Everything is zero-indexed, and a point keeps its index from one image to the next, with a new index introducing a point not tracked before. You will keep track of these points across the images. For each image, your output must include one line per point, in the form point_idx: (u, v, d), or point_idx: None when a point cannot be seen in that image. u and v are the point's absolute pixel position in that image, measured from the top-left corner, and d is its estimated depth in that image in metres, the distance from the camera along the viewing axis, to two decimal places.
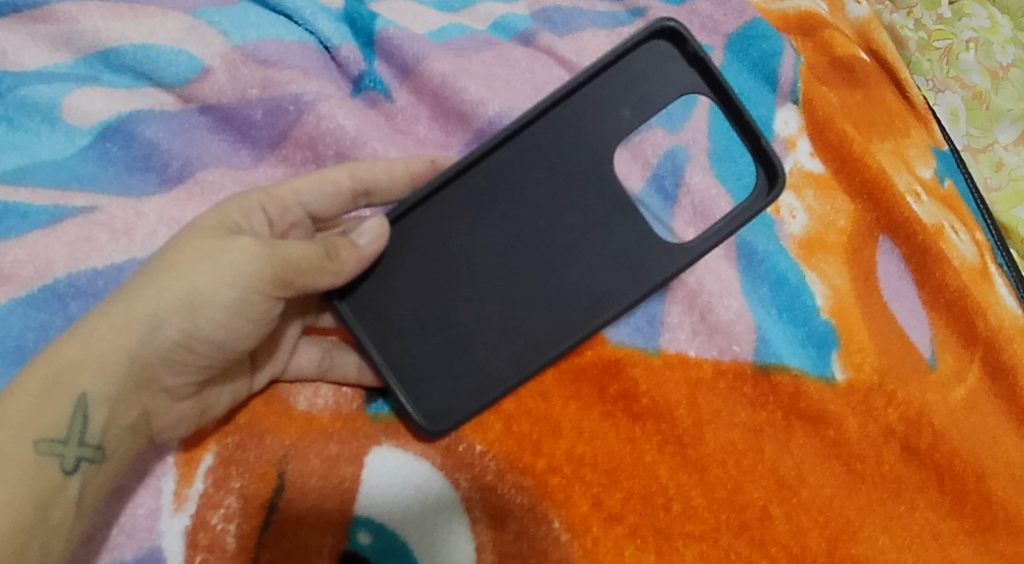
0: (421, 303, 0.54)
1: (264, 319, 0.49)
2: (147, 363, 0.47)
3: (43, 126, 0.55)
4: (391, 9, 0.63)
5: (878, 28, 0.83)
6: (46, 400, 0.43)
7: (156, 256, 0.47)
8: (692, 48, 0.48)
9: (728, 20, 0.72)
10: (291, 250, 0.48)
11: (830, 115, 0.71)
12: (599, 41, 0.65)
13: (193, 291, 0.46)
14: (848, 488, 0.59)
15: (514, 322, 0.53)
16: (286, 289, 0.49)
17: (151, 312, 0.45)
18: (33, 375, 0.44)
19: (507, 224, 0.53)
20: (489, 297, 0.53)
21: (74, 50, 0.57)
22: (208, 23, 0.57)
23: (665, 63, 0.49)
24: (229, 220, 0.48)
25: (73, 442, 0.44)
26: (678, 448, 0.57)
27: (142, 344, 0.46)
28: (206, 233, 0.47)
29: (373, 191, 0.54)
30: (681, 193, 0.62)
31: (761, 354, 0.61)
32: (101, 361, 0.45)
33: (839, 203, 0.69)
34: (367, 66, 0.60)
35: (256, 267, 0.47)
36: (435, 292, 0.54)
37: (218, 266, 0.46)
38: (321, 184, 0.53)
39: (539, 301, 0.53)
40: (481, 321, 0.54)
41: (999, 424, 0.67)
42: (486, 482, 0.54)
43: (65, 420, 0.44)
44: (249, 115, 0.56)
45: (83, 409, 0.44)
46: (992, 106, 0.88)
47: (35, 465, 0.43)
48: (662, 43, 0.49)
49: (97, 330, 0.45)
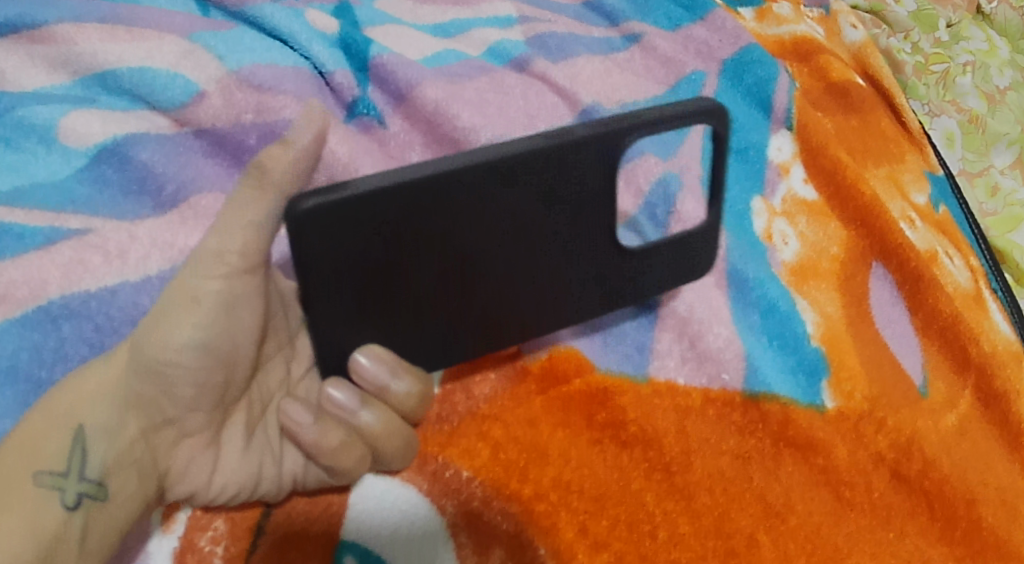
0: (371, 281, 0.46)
1: (243, 315, 0.47)
2: (138, 388, 0.47)
3: (40, 147, 0.56)
4: (386, 33, 0.64)
5: (875, 52, 0.83)
6: (47, 437, 0.45)
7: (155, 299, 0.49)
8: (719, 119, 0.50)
9: (723, 46, 0.72)
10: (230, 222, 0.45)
11: (823, 142, 0.71)
12: (593, 67, 0.66)
13: (170, 300, 0.46)
14: (837, 515, 0.59)
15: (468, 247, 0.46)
16: (250, 265, 0.46)
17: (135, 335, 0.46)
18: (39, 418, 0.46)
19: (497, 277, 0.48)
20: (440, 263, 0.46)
21: (72, 71, 0.58)
22: (204, 47, 0.58)
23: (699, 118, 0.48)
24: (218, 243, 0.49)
25: (72, 475, 0.45)
26: (665, 475, 0.57)
27: (128, 368, 0.46)
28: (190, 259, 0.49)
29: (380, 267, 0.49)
30: (671, 219, 0.62)
31: (750, 382, 0.61)
32: (99, 397, 0.46)
33: (831, 230, 0.69)
34: (360, 92, 0.60)
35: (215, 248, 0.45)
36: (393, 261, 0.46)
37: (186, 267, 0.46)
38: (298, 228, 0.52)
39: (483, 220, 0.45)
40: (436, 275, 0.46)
41: (990, 450, 0.67)
42: (472, 508, 0.54)
43: (65, 452, 0.45)
44: (244, 140, 0.57)
45: (82, 442, 0.45)
46: (988, 130, 0.88)
47: (33, 497, 0.44)
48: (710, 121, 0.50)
49: (96, 371, 0.47)
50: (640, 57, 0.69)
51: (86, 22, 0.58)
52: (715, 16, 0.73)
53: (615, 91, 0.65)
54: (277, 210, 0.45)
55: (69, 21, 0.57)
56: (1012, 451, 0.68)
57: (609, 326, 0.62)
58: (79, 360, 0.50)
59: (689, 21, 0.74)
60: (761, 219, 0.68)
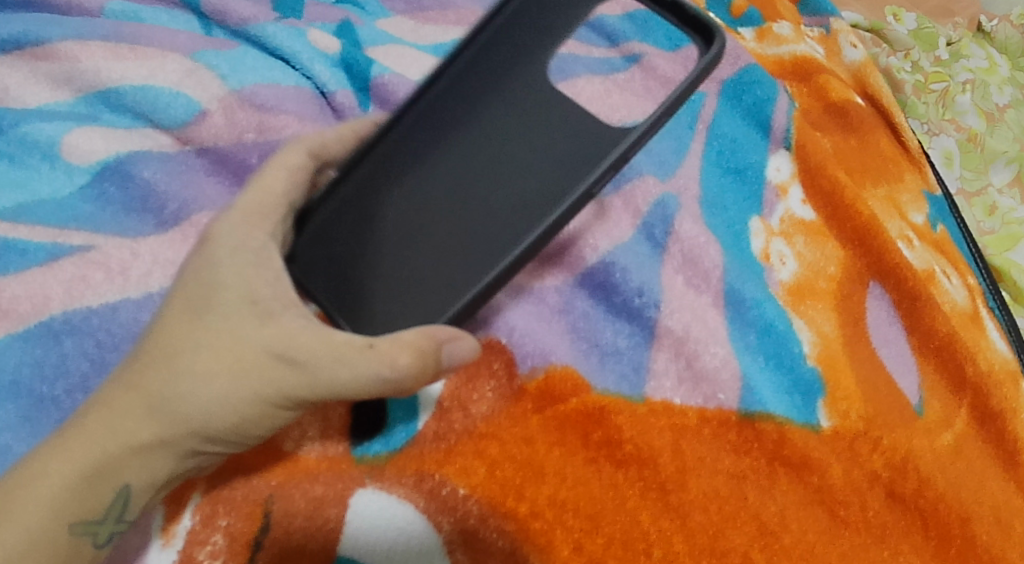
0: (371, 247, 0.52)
1: (277, 417, 0.48)
2: (167, 461, 0.47)
3: (43, 163, 0.56)
4: (387, 54, 0.64)
5: (874, 72, 0.83)
6: (83, 487, 0.46)
7: (177, 323, 0.48)
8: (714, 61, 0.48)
9: (723, 66, 0.72)
10: (335, 374, 0.46)
11: (821, 161, 0.72)
12: (593, 87, 0.66)
13: (200, 380, 0.46)
14: (831, 534, 0.60)
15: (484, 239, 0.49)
16: (304, 404, 0.47)
17: (169, 408, 0.46)
18: (57, 443, 0.46)
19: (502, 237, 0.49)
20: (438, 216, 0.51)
21: (75, 88, 0.58)
22: (207, 66, 0.59)
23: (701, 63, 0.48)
24: (262, 303, 0.48)
25: (109, 520, 0.47)
26: (660, 494, 0.58)
27: (157, 441, 0.46)
28: (224, 307, 0.47)
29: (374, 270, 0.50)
30: (670, 240, 0.65)
31: (746, 402, 0.62)
32: (130, 454, 0.46)
33: (829, 250, 0.69)
34: (361, 112, 0.60)
35: (271, 374, 0.46)
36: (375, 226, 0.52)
37: (238, 369, 0.46)
38: (294, 173, 0.53)
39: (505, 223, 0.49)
40: (459, 263, 0.49)
41: (986, 468, 0.67)
42: (468, 525, 0.54)
43: (104, 504, 0.46)
44: (245, 159, 0.57)
45: (123, 496, 0.47)
46: (986, 148, 0.88)
47: (70, 546, 0.45)
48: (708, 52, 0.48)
49: (125, 422, 0.46)
50: (639, 78, 0.69)
51: (90, 40, 0.58)
52: None
53: (615, 111, 0.66)
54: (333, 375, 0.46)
55: (72, 39, 0.58)
56: (1007, 469, 0.69)
57: (606, 344, 0.61)
58: (80, 376, 0.51)
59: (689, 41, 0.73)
60: (760, 239, 0.68)
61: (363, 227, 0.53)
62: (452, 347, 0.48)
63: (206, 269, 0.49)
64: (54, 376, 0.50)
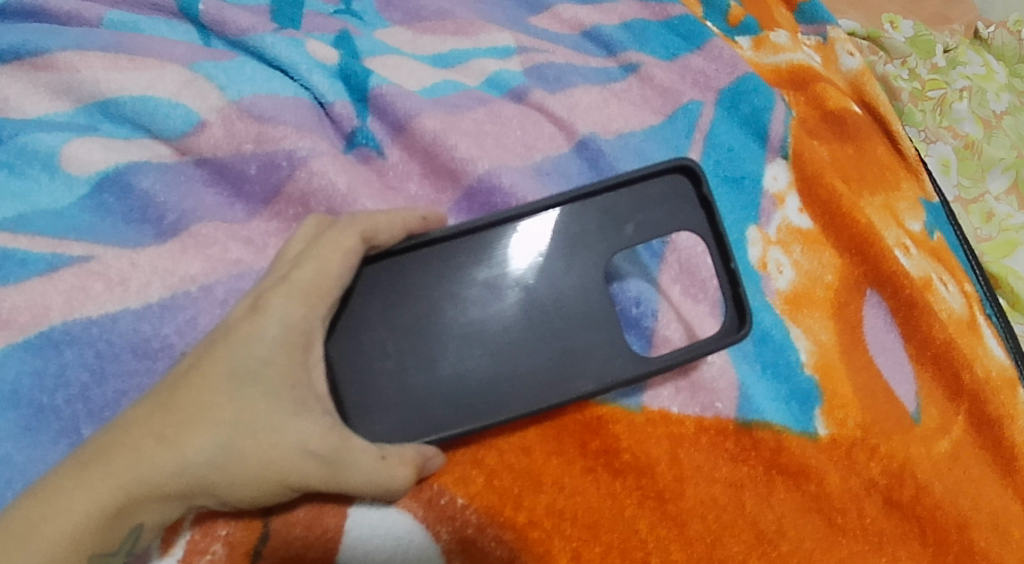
0: (386, 335, 0.55)
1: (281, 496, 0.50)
2: (180, 510, 0.48)
3: (43, 174, 0.56)
4: (385, 64, 0.64)
5: (870, 80, 0.83)
6: (107, 526, 0.45)
7: (213, 385, 0.47)
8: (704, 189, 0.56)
9: (719, 76, 0.72)
10: (353, 477, 0.49)
11: (818, 170, 0.72)
12: (590, 98, 0.67)
13: (232, 452, 0.47)
14: (829, 542, 0.60)
15: (505, 383, 0.54)
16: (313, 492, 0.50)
17: (194, 469, 0.46)
18: (79, 472, 0.45)
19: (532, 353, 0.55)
20: (459, 334, 0.55)
21: (74, 98, 0.59)
22: (205, 77, 0.58)
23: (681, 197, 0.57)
24: (300, 392, 0.49)
25: (119, 554, 0.47)
26: (659, 503, 0.57)
27: (176, 495, 0.47)
28: (267, 388, 0.48)
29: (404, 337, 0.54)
30: (668, 250, 0.64)
31: (743, 410, 0.62)
32: (153, 502, 0.46)
33: (826, 259, 0.70)
34: (360, 123, 0.61)
35: (298, 467, 0.48)
36: (399, 322, 0.55)
37: (270, 457, 0.47)
38: (348, 257, 0.52)
39: (524, 388, 0.54)
40: (477, 391, 0.54)
41: (983, 475, 0.68)
42: (466, 535, 0.55)
43: (118, 541, 0.46)
44: (244, 170, 0.58)
45: (134, 535, 0.47)
46: (983, 155, 0.88)
47: None
48: (678, 177, 0.57)
49: (154, 464, 0.46)
50: (636, 87, 0.70)
51: (89, 51, 0.58)
52: (712, 44, 0.73)
53: (612, 121, 0.66)
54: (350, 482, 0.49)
55: (71, 49, 0.58)
56: (1005, 475, 0.69)
57: None
58: (80, 386, 0.51)
59: (686, 51, 0.73)
60: (757, 248, 0.68)
61: (382, 310, 0.55)
62: (432, 459, 0.52)
63: (252, 341, 0.48)
64: (55, 386, 0.51)
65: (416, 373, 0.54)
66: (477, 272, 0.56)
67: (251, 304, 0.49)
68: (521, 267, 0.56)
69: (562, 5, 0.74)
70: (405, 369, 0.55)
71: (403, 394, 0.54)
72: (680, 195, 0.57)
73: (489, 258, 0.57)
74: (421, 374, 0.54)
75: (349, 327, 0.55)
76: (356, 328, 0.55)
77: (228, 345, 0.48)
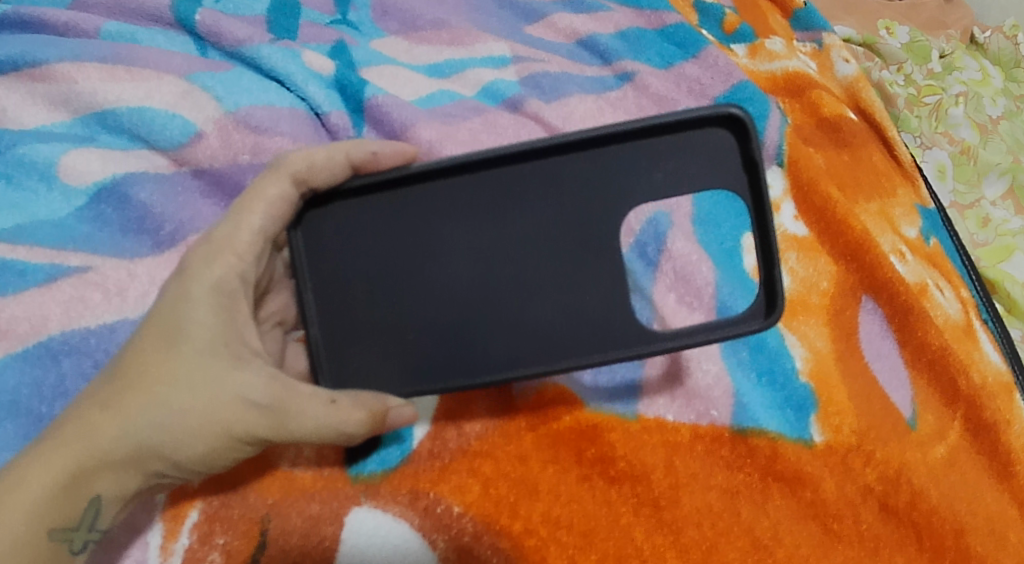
0: (366, 274, 0.52)
1: (240, 458, 0.50)
2: (135, 479, 0.48)
3: (41, 184, 0.57)
4: (381, 74, 0.65)
5: (866, 87, 0.83)
6: (64, 496, 0.47)
7: (151, 351, 0.48)
8: (748, 141, 0.48)
9: (715, 83, 0.72)
10: (301, 424, 0.49)
11: (813, 177, 0.72)
12: (585, 107, 0.67)
13: (172, 410, 0.48)
14: (824, 548, 0.60)
15: (495, 335, 0.52)
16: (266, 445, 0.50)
17: (139, 433, 0.47)
18: (36, 448, 0.47)
19: (526, 315, 0.51)
20: (454, 275, 0.52)
21: (72, 109, 0.59)
22: (202, 88, 0.59)
23: (720, 148, 0.49)
24: (235, 347, 0.49)
25: (83, 528, 0.48)
26: (654, 510, 0.57)
27: (125, 461, 0.48)
28: (200, 345, 0.48)
29: (392, 287, 0.52)
30: (663, 258, 0.64)
31: (739, 418, 0.62)
32: (107, 470, 0.47)
33: (821, 265, 0.70)
34: (355, 133, 0.61)
35: (240, 417, 0.48)
36: (388, 256, 0.52)
37: (210, 410, 0.48)
38: (274, 207, 0.50)
39: (515, 345, 0.51)
40: (462, 340, 0.52)
41: (979, 480, 0.68)
42: (462, 543, 0.55)
43: (78, 513, 0.47)
44: (241, 180, 0.58)
45: (95, 507, 0.48)
46: (980, 161, 0.89)
47: (48, 550, 0.47)
48: (722, 128, 0.49)
49: (102, 433, 0.47)
50: (632, 97, 0.70)
51: (86, 61, 0.59)
52: (707, 52, 0.73)
53: None
54: (298, 428, 0.49)
55: (69, 60, 0.59)
56: (1001, 481, 0.69)
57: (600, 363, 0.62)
58: None
59: (681, 59, 0.73)
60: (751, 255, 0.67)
61: (361, 249, 0.52)
62: (398, 411, 0.52)
63: (183, 303, 0.49)
64: (54, 396, 0.51)
65: (398, 308, 0.52)
66: (483, 204, 0.51)
67: (179, 268, 0.50)
68: (538, 213, 0.51)
69: (557, 15, 0.74)
70: (388, 307, 0.52)
71: (384, 333, 0.52)
72: (715, 143, 0.49)
73: (483, 202, 0.51)
74: (404, 312, 0.52)
75: (332, 260, 0.53)
76: (339, 261, 0.53)
77: (162, 311, 0.49)
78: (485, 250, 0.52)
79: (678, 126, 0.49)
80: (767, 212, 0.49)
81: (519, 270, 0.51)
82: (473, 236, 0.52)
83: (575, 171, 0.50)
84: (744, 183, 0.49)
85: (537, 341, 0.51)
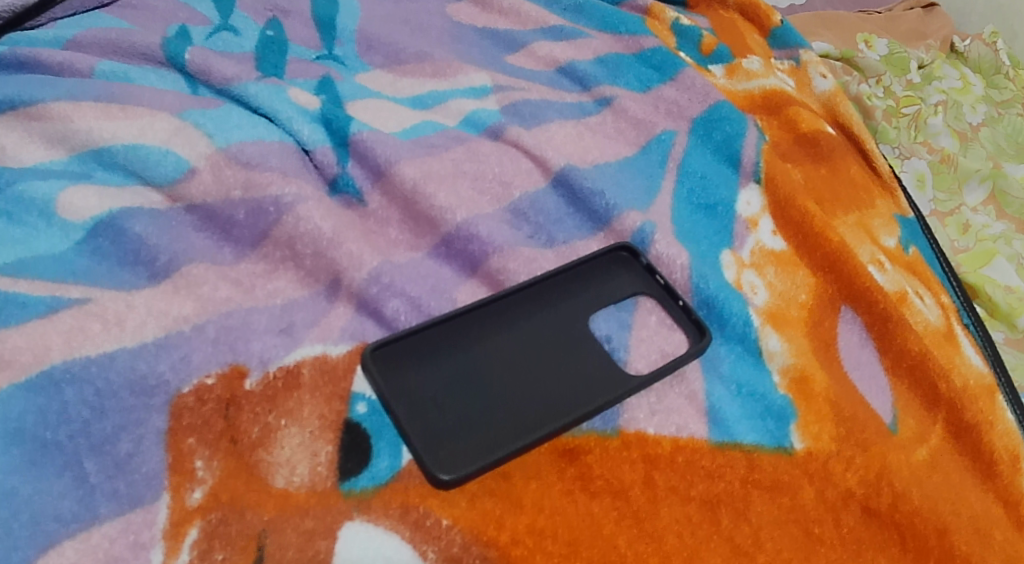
0: (431, 356, 0.59)
1: None
2: None
3: (40, 220, 0.58)
4: (366, 107, 0.70)
5: (843, 101, 0.87)
6: None
7: None
8: (667, 287, 0.67)
9: (693, 104, 0.80)
10: None
11: (791, 193, 0.75)
12: (564, 131, 0.74)
13: None
14: (806, 552, 0.59)
15: (539, 404, 0.58)
16: None
17: None
18: None
19: (559, 379, 0.60)
20: (502, 354, 0.60)
21: (68, 147, 0.62)
22: (194, 125, 0.63)
23: (664, 255, 0.68)
24: None
25: None
26: (635, 521, 0.56)
27: None
28: None
29: (447, 376, 0.58)
30: (649, 274, 0.67)
31: (716, 433, 0.62)
32: None
33: (799, 279, 0.72)
34: (340, 169, 0.66)
35: None
36: (451, 346, 0.60)
37: None
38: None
39: (555, 405, 0.59)
40: (512, 417, 0.57)
41: (964, 481, 0.66)
42: (452, 554, 0.52)
43: None
44: (233, 215, 0.61)
45: None
46: (959, 168, 0.91)
47: None
48: (662, 259, 0.68)
49: None
50: (611, 120, 0.77)
51: (82, 101, 0.63)
52: (683, 76, 0.81)
53: (587, 152, 0.73)
54: None
55: (65, 100, 0.62)
56: (988, 481, 0.67)
57: (602, 356, 0.62)
58: (81, 422, 0.51)
59: (659, 82, 0.82)
60: (732, 270, 0.70)
61: (430, 348, 0.59)
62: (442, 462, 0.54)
63: None
64: (56, 421, 0.50)
65: (460, 377, 0.59)
66: (529, 304, 0.63)
67: None
68: (558, 297, 0.64)
69: (538, 44, 0.83)
70: (448, 388, 0.58)
71: (444, 403, 0.57)
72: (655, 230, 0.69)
73: (527, 302, 0.63)
74: (469, 381, 0.58)
75: (402, 351, 0.59)
76: (410, 346, 0.59)
77: None
78: (539, 337, 0.62)
79: (636, 258, 0.68)
80: (698, 285, 0.67)
81: (552, 369, 0.61)
82: (528, 314, 0.63)
83: (579, 300, 0.64)
84: (676, 281, 0.68)
85: (572, 390, 0.60)
